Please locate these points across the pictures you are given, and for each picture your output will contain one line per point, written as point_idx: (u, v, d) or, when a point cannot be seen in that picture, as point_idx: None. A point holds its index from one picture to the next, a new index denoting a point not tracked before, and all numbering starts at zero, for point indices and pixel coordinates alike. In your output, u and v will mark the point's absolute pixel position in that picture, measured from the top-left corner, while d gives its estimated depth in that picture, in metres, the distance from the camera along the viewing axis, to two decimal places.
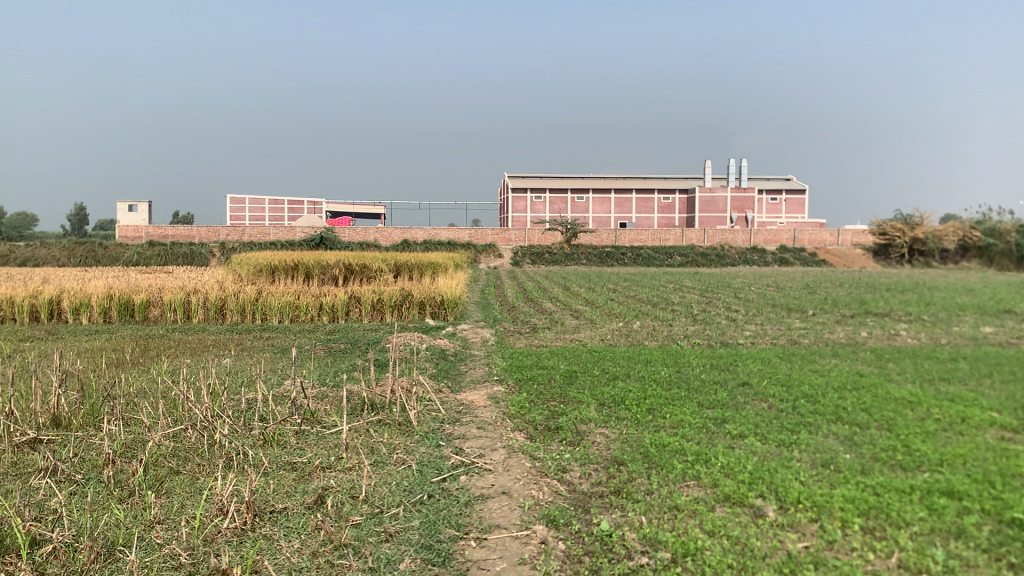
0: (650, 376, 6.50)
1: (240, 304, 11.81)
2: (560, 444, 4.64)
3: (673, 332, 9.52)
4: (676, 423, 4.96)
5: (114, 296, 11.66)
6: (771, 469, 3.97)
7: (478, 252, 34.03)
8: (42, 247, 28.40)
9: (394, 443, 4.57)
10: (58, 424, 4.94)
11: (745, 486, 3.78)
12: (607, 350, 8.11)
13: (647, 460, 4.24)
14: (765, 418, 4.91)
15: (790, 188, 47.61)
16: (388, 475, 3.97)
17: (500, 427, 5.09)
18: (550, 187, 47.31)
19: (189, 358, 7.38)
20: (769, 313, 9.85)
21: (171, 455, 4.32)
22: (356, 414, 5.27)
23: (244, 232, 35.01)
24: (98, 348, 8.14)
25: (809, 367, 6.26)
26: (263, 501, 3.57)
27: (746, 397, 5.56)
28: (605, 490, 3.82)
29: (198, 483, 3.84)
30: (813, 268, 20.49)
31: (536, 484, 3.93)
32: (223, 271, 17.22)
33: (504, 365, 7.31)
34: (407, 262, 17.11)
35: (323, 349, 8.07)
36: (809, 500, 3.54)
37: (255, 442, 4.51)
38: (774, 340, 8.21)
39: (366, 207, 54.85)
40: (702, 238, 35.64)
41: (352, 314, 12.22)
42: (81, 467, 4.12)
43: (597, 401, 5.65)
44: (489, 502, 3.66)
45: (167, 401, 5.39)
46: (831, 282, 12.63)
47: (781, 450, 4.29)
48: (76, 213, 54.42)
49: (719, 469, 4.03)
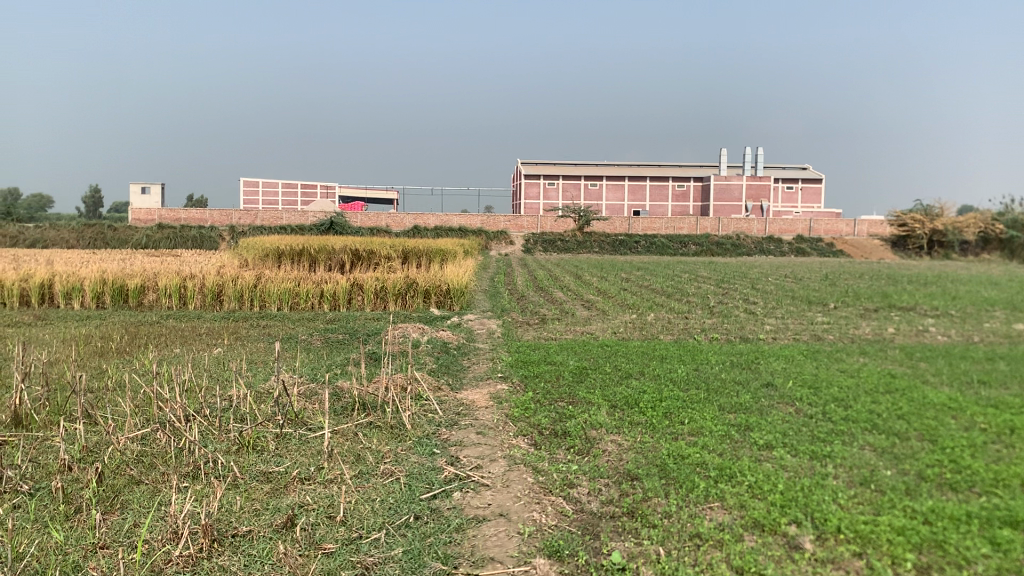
0: (665, 375, 6.02)
1: (238, 291, 11.39)
2: (567, 453, 4.20)
3: (689, 325, 9.03)
4: (696, 431, 4.49)
5: (108, 281, 11.25)
6: (806, 488, 3.49)
7: (488, 239, 33.59)
8: (50, 229, 28.12)
9: (382, 451, 4.13)
10: (18, 424, 4.51)
11: (777, 510, 3.37)
12: (619, 344, 7.63)
13: (665, 475, 3.79)
14: (794, 424, 4.40)
15: (807, 178, 46.75)
16: (373, 491, 3.53)
17: (501, 432, 4.64)
18: (564, 174, 46.74)
19: (176, 348, 6.97)
20: (788, 305, 9.35)
21: (134, 462, 3.90)
22: (345, 416, 4.84)
23: (255, 215, 34.57)
24: (84, 335, 7.74)
25: (836, 366, 5.74)
26: (224, 522, 3.14)
27: (771, 401, 5.05)
28: (618, 511, 3.39)
29: (158, 496, 3.43)
30: (830, 261, 19.91)
31: (538, 504, 3.47)
32: (228, 255, 16.84)
33: (509, 360, 6.83)
34: (415, 247, 16.63)
35: (318, 340, 7.64)
36: (852, 529, 3.08)
37: (230, 447, 4.09)
38: (796, 336, 7.68)
39: (378, 192, 54.31)
40: (716, 227, 34.93)
41: (355, 303, 11.80)
42: (34, 475, 3.71)
43: (609, 403, 5.18)
44: (483, 527, 3.21)
45: (141, 396, 4.96)
46: (850, 274, 12.04)
47: (814, 464, 3.80)
48: (90, 196, 54.18)
49: (744, 489, 3.58)
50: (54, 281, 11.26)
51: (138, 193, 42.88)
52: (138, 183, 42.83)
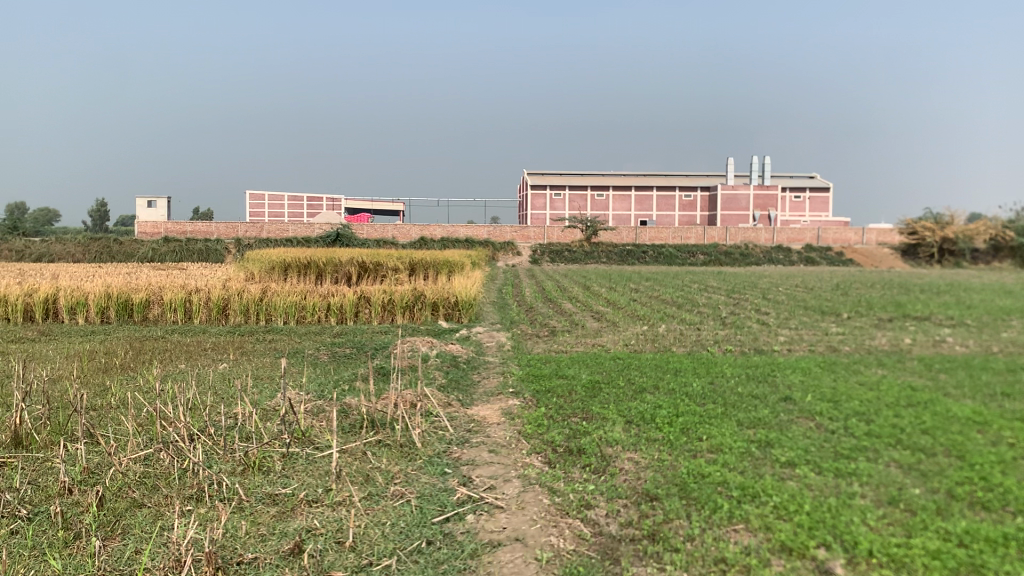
0: (680, 388, 5.88)
1: (244, 304, 11.28)
2: (582, 472, 4.07)
3: (701, 337, 8.88)
4: (715, 447, 4.35)
5: (113, 296, 11.17)
6: (832, 509, 3.34)
7: (496, 250, 33.48)
8: (57, 242, 28.09)
9: (392, 471, 4.00)
10: (18, 444, 4.40)
11: (804, 532, 3.16)
12: (632, 357, 7.48)
13: (685, 494, 3.66)
14: (816, 439, 4.23)
15: (814, 187, 46.53)
16: (384, 514, 3.40)
17: (514, 450, 4.51)
18: (570, 184, 46.69)
19: (182, 363, 6.86)
20: (802, 316, 9.21)
21: (136, 483, 3.78)
22: (354, 433, 4.72)
23: (263, 228, 34.54)
24: (89, 351, 7.64)
25: (855, 379, 5.58)
26: (229, 548, 3.02)
27: (790, 415, 4.89)
28: (638, 534, 3.26)
29: (161, 520, 3.31)
30: (841, 269, 19.74)
31: (555, 527, 3.34)
32: (235, 268, 16.78)
33: (520, 375, 6.70)
34: (423, 259, 16.52)
35: (326, 355, 7.53)
36: (885, 552, 2.93)
37: (235, 467, 3.97)
38: (811, 347, 7.53)
39: (385, 203, 54.30)
40: (723, 237, 34.74)
41: (362, 316, 11.69)
42: (31, 498, 3.59)
43: (624, 419, 5.05)
44: (499, 553, 3.08)
45: (145, 415, 4.84)
46: (863, 284, 11.88)
47: (838, 482, 3.64)
48: (98, 209, 54.35)
49: (770, 509, 3.43)
50: (59, 296, 11.17)
51: (146, 205, 42.96)
52: (145, 196, 42.91)
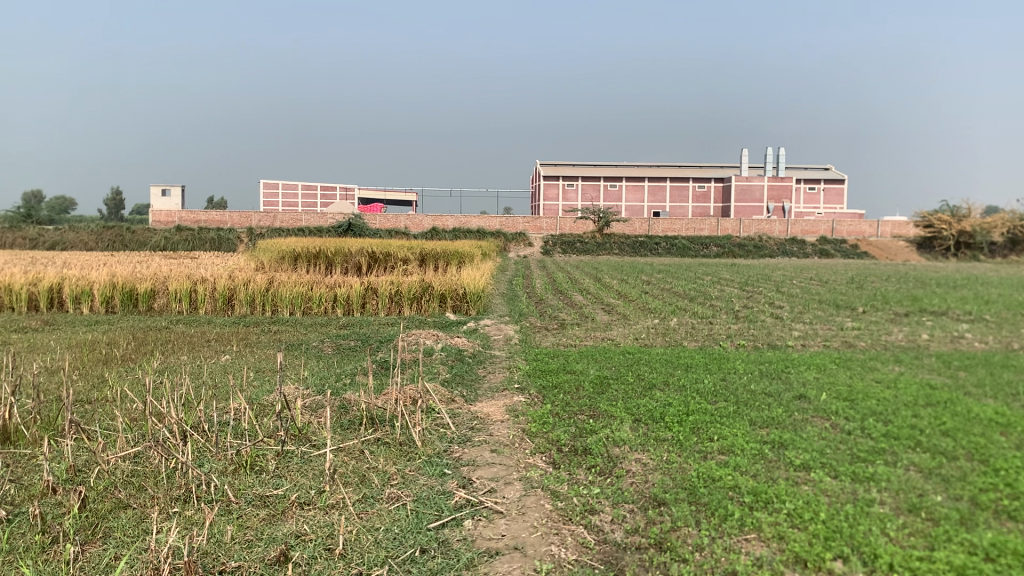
0: (692, 385, 5.70)
1: (250, 295, 11.17)
2: (588, 474, 3.90)
3: (714, 331, 8.67)
4: (727, 449, 4.17)
5: (117, 284, 11.06)
6: (851, 513, 3.15)
7: (507, 241, 33.33)
8: (69, 230, 28.11)
9: (389, 471, 3.85)
10: (6, 439, 4.28)
11: (820, 543, 2.99)
12: (642, 352, 7.29)
13: (694, 498, 3.50)
14: (832, 440, 4.00)
15: (830, 178, 46.09)
16: (378, 518, 3.25)
17: (517, 450, 4.35)
18: (583, 175, 46.45)
19: (183, 355, 6.73)
20: (817, 311, 9.00)
21: (123, 482, 3.64)
22: (353, 431, 4.56)
23: (275, 217, 34.52)
24: (90, 341, 7.54)
25: (871, 376, 5.37)
26: (212, 556, 2.87)
27: (805, 414, 4.68)
28: (644, 542, 3.10)
29: (145, 523, 3.17)
30: (857, 262, 19.49)
31: (557, 535, 3.18)
32: (246, 257, 16.67)
33: (526, 369, 6.53)
34: (433, 249, 16.33)
35: (330, 347, 7.41)
36: (906, 567, 2.69)
37: (227, 466, 3.83)
38: (827, 342, 7.33)
39: (397, 193, 54.20)
40: (738, 228, 34.36)
41: (369, 307, 11.54)
42: (14, 498, 3.46)
43: (633, 417, 4.87)
44: (496, 563, 2.92)
45: (138, 409, 4.71)
46: (879, 276, 11.63)
47: (856, 487, 3.40)
48: (113, 197, 54.62)
49: (784, 518, 3.24)
50: (62, 285, 11.07)
51: (160, 194, 43.04)
52: (158, 186, 42.93)
